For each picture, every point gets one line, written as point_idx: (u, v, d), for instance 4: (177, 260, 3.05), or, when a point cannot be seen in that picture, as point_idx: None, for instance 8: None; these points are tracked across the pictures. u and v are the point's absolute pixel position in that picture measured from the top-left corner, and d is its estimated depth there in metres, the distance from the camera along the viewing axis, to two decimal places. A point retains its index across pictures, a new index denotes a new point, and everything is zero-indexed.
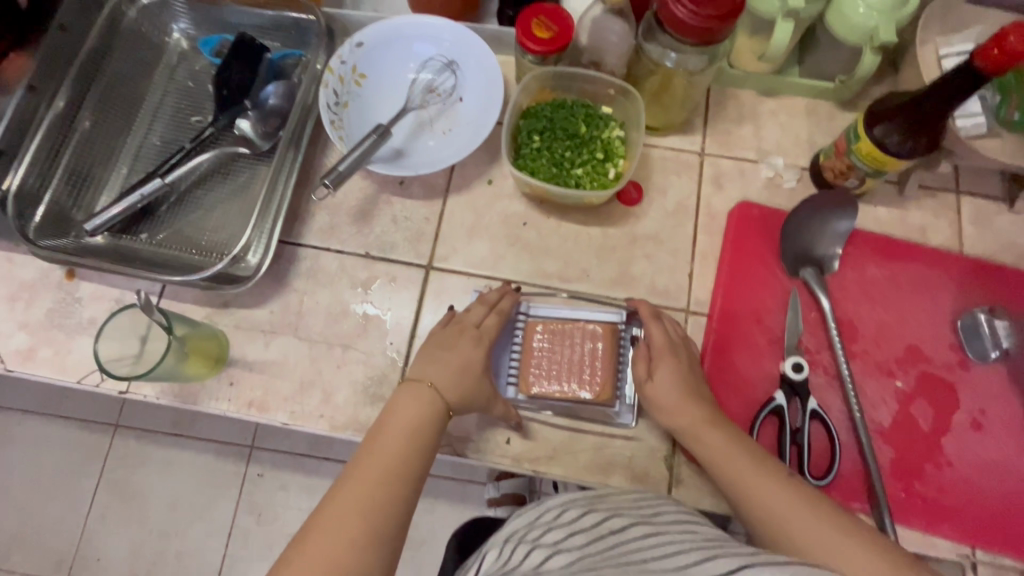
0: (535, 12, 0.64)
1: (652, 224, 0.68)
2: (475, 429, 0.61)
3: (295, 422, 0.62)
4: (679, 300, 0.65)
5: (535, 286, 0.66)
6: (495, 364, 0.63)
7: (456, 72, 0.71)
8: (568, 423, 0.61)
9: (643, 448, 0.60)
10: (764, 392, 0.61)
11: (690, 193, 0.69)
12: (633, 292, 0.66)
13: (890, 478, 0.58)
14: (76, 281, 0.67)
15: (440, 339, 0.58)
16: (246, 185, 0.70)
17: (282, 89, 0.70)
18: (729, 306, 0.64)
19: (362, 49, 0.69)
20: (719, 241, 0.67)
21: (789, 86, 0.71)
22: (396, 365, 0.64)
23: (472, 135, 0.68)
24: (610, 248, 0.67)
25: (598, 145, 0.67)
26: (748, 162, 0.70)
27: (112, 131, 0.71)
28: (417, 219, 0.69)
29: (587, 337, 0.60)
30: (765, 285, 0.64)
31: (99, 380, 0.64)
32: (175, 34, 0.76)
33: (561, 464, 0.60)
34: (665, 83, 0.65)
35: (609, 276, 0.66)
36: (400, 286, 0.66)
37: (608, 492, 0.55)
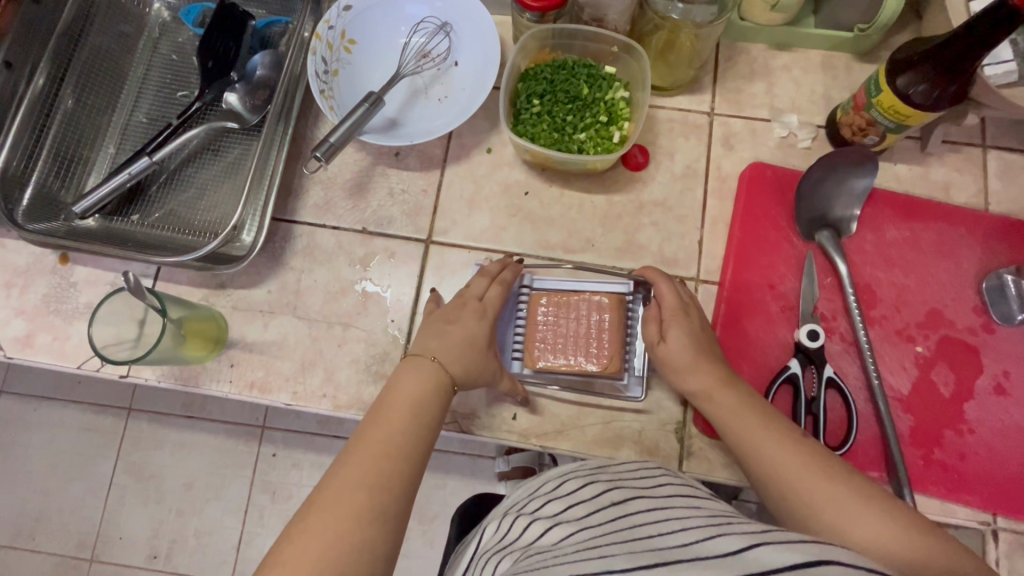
0: None
1: (659, 190, 0.65)
2: (481, 404, 0.60)
3: (298, 402, 0.61)
4: (689, 268, 0.63)
5: (538, 257, 0.64)
6: (500, 339, 0.61)
7: (450, 35, 0.67)
8: (575, 396, 0.59)
9: (653, 420, 0.59)
10: (777, 360, 0.59)
11: (699, 156, 0.66)
12: (640, 261, 0.63)
13: (908, 445, 0.56)
14: (70, 265, 0.66)
15: (443, 313, 0.57)
16: (237, 162, 0.68)
17: (270, 59, 0.67)
18: (740, 273, 0.61)
19: (350, 13, 0.66)
20: (730, 205, 0.64)
21: (804, 39, 0.67)
22: (398, 342, 0.62)
23: (469, 101, 0.65)
24: (616, 216, 0.64)
25: (601, 108, 0.63)
26: (760, 122, 0.66)
27: (95, 109, 0.68)
28: (414, 192, 0.66)
29: (592, 308, 0.58)
30: (778, 250, 0.62)
31: (98, 365, 0.63)
32: (156, 5, 0.73)
33: (569, 438, 0.59)
34: (670, 38, 0.61)
35: (615, 245, 0.64)
36: (400, 262, 0.64)
37: (613, 467, 0.53)
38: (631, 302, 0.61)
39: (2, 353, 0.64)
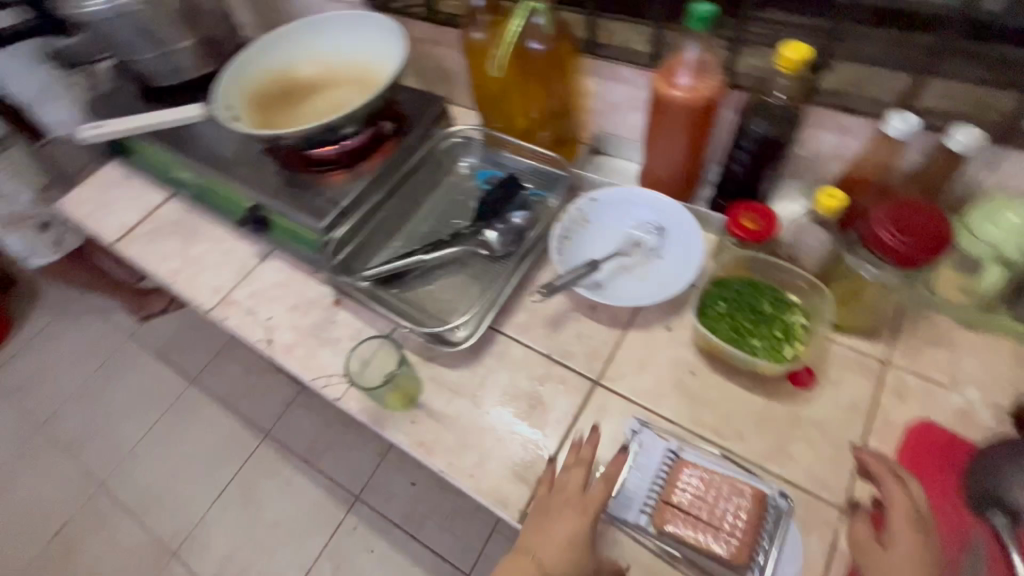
0: (747, 208, 0.77)
1: (820, 412, 0.69)
2: (600, 541, 0.64)
3: (449, 472, 0.72)
4: (837, 495, 0.64)
5: (688, 431, 0.71)
6: (633, 489, 0.67)
7: (663, 236, 0.86)
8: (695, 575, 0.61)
9: None
10: None
11: (866, 395, 0.70)
12: (788, 471, 0.66)
13: None
14: (339, 308, 0.90)
15: (598, 466, 0.65)
16: (474, 277, 0.90)
17: (525, 217, 0.91)
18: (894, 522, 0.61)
19: (594, 204, 0.89)
20: (893, 452, 0.66)
21: (995, 325, 0.71)
22: (545, 456, 0.71)
23: (664, 288, 0.80)
24: (771, 422, 0.70)
25: (778, 325, 0.73)
26: (938, 385, 0.70)
27: (400, 215, 0.98)
28: (598, 339, 0.80)
29: (734, 495, 0.62)
30: (943, 518, 0.61)
31: (324, 382, 0.82)
32: (463, 163, 1.04)
33: None
34: (857, 289, 0.71)
35: (764, 447, 0.68)
36: (568, 390, 0.76)
37: None
38: (774, 502, 0.63)
39: (271, 350, 0.87)
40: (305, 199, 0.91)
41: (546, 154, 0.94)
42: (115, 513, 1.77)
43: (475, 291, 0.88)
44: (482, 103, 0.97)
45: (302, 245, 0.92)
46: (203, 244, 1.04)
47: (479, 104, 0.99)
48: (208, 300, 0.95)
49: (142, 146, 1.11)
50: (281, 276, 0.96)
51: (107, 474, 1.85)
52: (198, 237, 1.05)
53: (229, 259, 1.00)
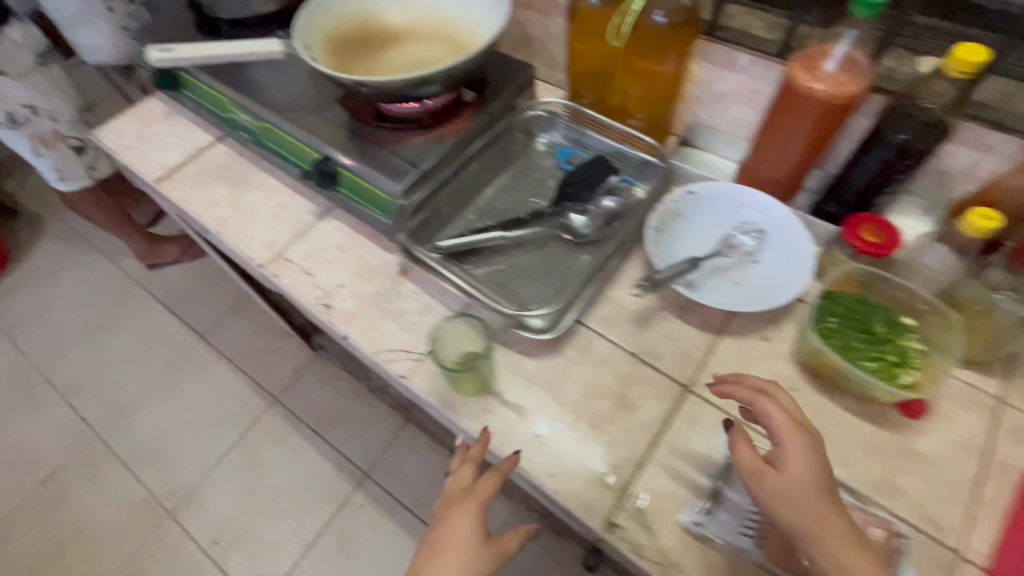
0: (865, 218, 0.72)
1: (931, 445, 0.65)
2: (694, 560, 0.60)
3: (525, 468, 0.67)
4: (953, 538, 0.60)
5: None
6: (732, 509, 0.62)
7: (762, 240, 0.80)
8: None
9: None
10: None
11: (980, 433, 0.66)
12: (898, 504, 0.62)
13: None
14: (405, 279, 0.84)
15: None
16: (553, 262, 0.84)
17: (614, 203, 0.84)
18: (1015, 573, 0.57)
19: (691, 197, 0.83)
20: (1010, 497, 0.62)
21: None
22: (631, 463, 0.66)
23: (765, 297, 0.75)
24: None
25: (892, 348, 0.68)
26: None
27: (475, 187, 0.91)
28: (688, 342, 0.75)
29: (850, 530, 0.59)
30: None
31: (388, 357, 0.76)
32: (542, 138, 0.97)
33: None
34: (982, 320, 0.66)
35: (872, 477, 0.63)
36: (656, 394, 0.71)
37: None
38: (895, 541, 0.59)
39: (329, 316, 0.80)
40: (380, 158, 0.83)
41: (641, 139, 0.87)
42: (111, 465, 1.70)
43: (557, 276, 0.82)
44: (576, 77, 0.90)
45: (372, 208, 0.84)
46: (255, 195, 0.96)
47: (571, 78, 0.92)
48: (262, 256, 0.88)
49: (192, 81, 1.02)
50: (341, 238, 0.89)
51: (103, 425, 1.78)
52: (249, 186, 0.97)
53: (283, 214, 0.93)
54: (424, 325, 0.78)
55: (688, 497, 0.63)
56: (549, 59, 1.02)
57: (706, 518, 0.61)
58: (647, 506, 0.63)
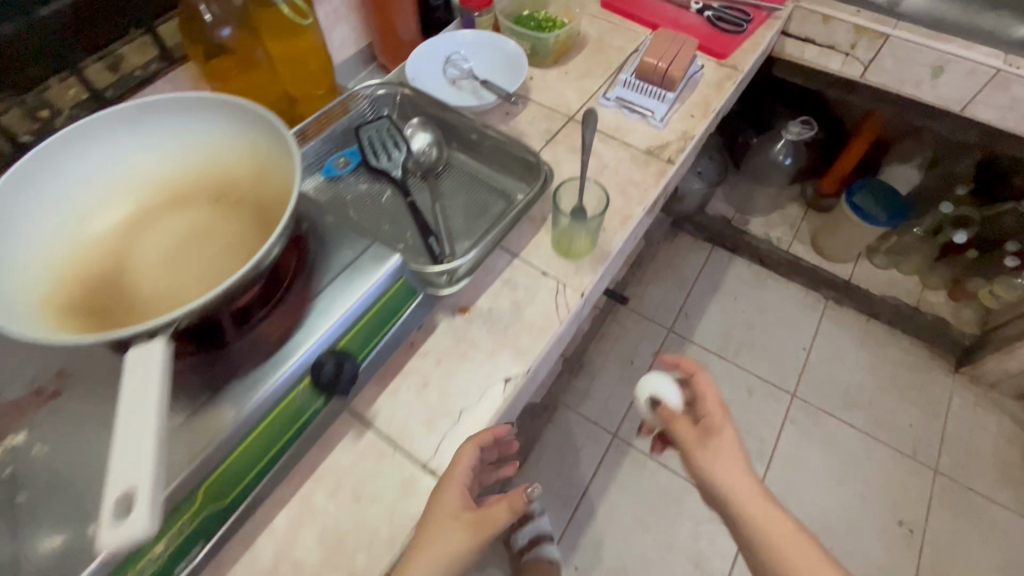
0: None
1: (594, 30, 1.14)
2: (665, 124, 0.98)
3: (645, 204, 0.87)
4: (640, 34, 1.13)
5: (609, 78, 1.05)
6: (648, 97, 0.99)
7: (454, 62, 1.02)
8: (691, 87, 1.03)
9: (712, 69, 1.07)
10: (699, 18, 1.14)
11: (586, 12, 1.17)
12: (633, 41, 1.12)
13: (749, 7, 1.17)
14: (472, 308, 0.77)
15: (633, 130, 0.97)
16: (463, 179, 0.90)
17: (418, 121, 0.91)
18: (655, 14, 1.15)
19: (417, 82, 0.97)
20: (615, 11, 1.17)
21: None
22: (625, 146, 0.95)
23: (499, 64, 1.02)
24: (596, 55, 1.10)
25: (545, 21, 1.10)
26: None
27: (392, 220, 0.85)
28: (537, 112, 1.00)
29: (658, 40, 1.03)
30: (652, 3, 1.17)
31: (566, 309, 0.77)
32: (378, 137, 0.89)
33: (711, 101, 1.02)
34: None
35: (616, 53, 1.10)
36: (577, 132, 0.97)
37: (718, 82, 1.05)
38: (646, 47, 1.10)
39: (521, 375, 0.71)
40: (345, 284, 0.65)
41: (350, 93, 0.91)
42: None
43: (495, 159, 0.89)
44: None
45: (400, 312, 0.69)
46: (316, 538, 0.60)
47: None
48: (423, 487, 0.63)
49: None
50: (408, 388, 0.70)
51: None
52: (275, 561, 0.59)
53: (368, 482, 0.64)
54: (526, 282, 0.79)
55: (648, 129, 0.98)
56: None
57: (654, 113, 0.98)
58: (649, 145, 0.95)
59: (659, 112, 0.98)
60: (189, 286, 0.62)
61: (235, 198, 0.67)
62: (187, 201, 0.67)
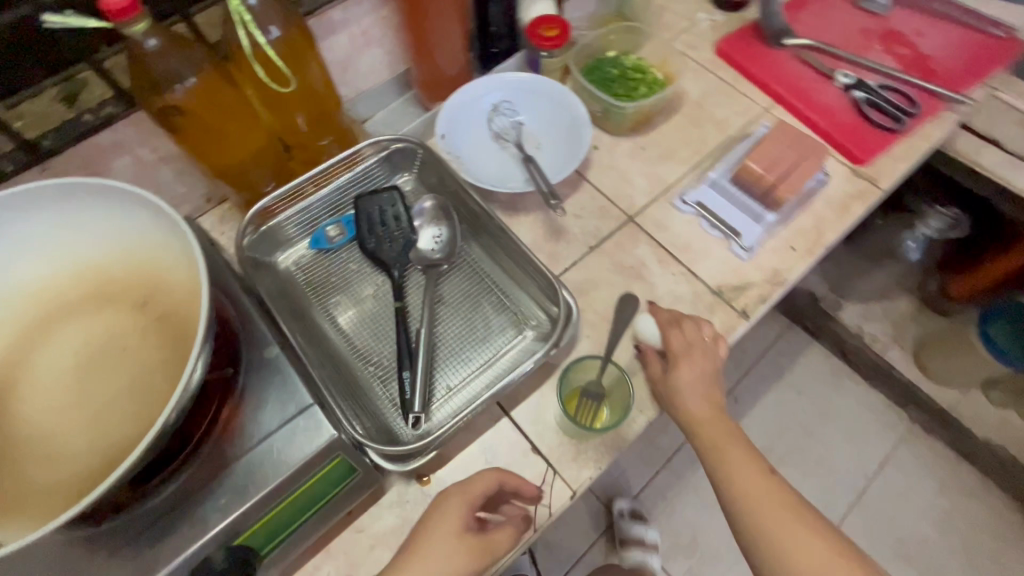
0: (535, 24, 0.80)
1: (696, 90, 0.88)
2: (754, 255, 0.73)
3: None
4: (755, 108, 0.86)
5: (696, 168, 0.80)
6: (740, 214, 0.75)
7: (505, 111, 0.81)
8: (804, 205, 0.76)
9: (841, 180, 0.79)
10: (842, 99, 0.85)
11: (692, 61, 0.90)
12: (742, 116, 0.85)
13: (921, 91, 0.85)
14: (433, 479, 0.61)
15: (707, 255, 0.74)
16: (472, 289, 0.71)
17: (429, 206, 0.73)
18: (784, 83, 0.86)
19: (448, 137, 0.77)
20: (731, 67, 0.90)
21: None
22: (690, 279, 0.72)
23: (559, 129, 0.80)
24: (689, 128, 0.84)
25: (633, 71, 0.85)
26: (692, 25, 0.94)
27: (372, 335, 0.69)
28: (589, 203, 0.78)
29: (774, 136, 0.76)
30: (784, 63, 0.88)
31: (548, 512, 0.60)
32: (377, 217, 0.72)
33: (827, 230, 0.75)
34: (620, 29, 0.87)
35: (716, 131, 0.84)
36: (632, 243, 0.75)
37: (844, 202, 0.77)
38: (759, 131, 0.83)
39: None
40: (263, 462, 0.51)
41: (359, 147, 0.73)
42: None
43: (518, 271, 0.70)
44: (233, 173, 0.67)
45: (329, 496, 0.55)
46: None
47: (227, 179, 0.68)
48: None
49: None
50: (329, 574, 0.57)
51: None
52: None
53: None
54: (510, 458, 0.63)
55: (727, 256, 0.74)
56: None
57: (742, 238, 0.73)
58: (723, 283, 0.72)
59: (750, 237, 0.73)
60: (84, 423, 0.50)
61: (162, 308, 0.53)
62: (112, 299, 0.54)
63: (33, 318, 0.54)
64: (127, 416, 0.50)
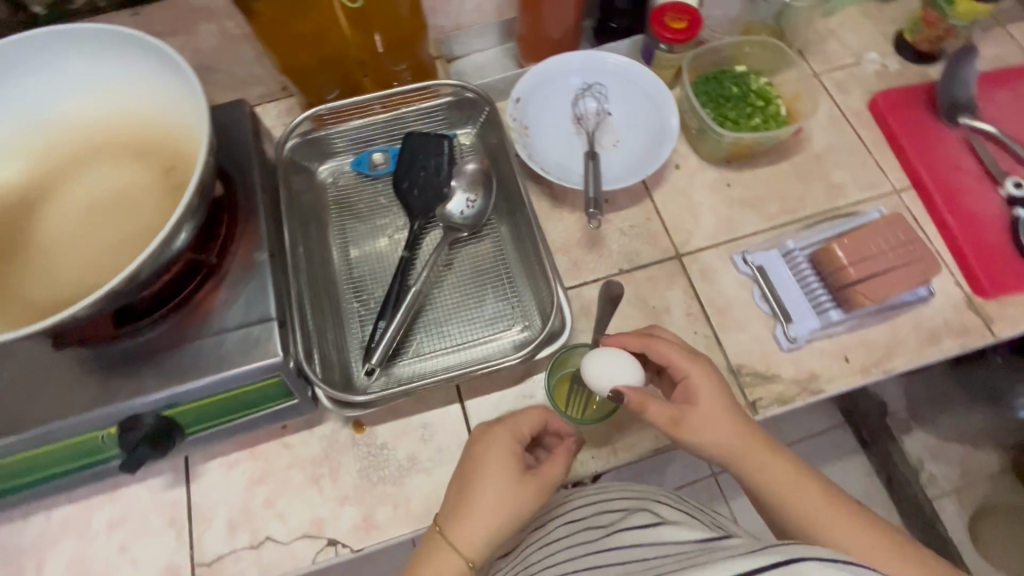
0: (663, 10, 0.70)
1: (822, 140, 0.74)
2: (798, 348, 0.63)
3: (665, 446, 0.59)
4: (884, 185, 0.72)
5: (776, 230, 0.69)
6: (799, 300, 0.64)
7: (595, 94, 0.74)
8: (882, 318, 0.64)
9: (945, 304, 0.65)
10: (998, 211, 0.68)
11: (832, 106, 0.77)
12: (863, 190, 0.71)
13: None
14: (368, 431, 0.62)
15: (745, 327, 0.64)
16: (481, 267, 0.68)
17: (472, 169, 0.69)
18: (932, 168, 0.71)
19: (523, 103, 0.72)
20: (877, 128, 0.75)
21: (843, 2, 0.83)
22: (714, 344, 0.63)
23: (646, 132, 0.72)
24: (792, 181, 0.72)
25: (755, 96, 0.73)
26: (853, 66, 0.80)
27: (370, 275, 0.69)
28: (642, 222, 0.70)
29: (882, 225, 0.62)
30: (945, 145, 0.72)
31: None
32: (419, 162, 0.69)
33: (899, 354, 0.63)
34: (762, 45, 0.75)
35: (822, 194, 0.71)
36: (668, 281, 0.67)
37: (937, 330, 0.64)
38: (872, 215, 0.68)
39: (349, 550, 0.57)
40: (210, 353, 0.52)
41: (430, 85, 0.70)
42: None
43: (531, 268, 0.66)
44: (300, 74, 0.67)
45: (263, 406, 0.56)
46: (66, 555, 0.57)
47: (295, 78, 0.68)
48: None
49: None
50: (244, 472, 0.60)
51: None
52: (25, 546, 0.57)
53: (138, 540, 0.57)
54: (445, 443, 0.61)
55: (767, 336, 0.64)
56: (233, 79, 0.73)
57: (792, 325, 0.63)
58: (749, 364, 0.62)
59: (800, 329, 0.63)
60: (75, 257, 0.53)
61: (178, 180, 0.55)
62: (142, 155, 0.57)
63: (75, 146, 0.57)
64: (109, 264, 0.52)
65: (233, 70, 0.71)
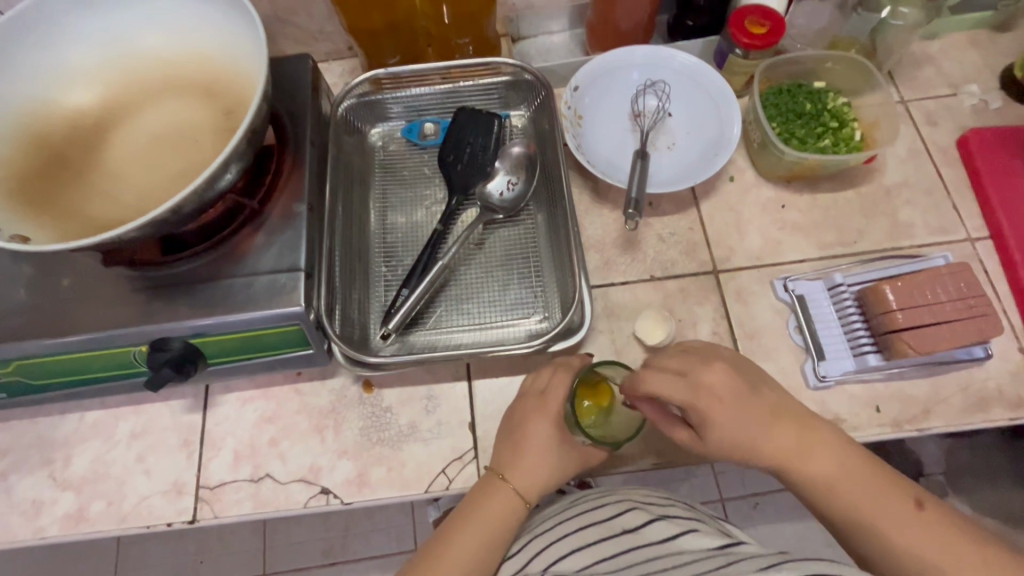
0: (744, 12, 0.66)
1: (896, 173, 0.69)
2: (826, 388, 0.59)
3: (666, 461, 0.57)
4: (958, 232, 0.66)
5: (826, 262, 0.65)
6: (834, 339, 0.61)
7: (656, 92, 0.71)
8: (924, 372, 0.59)
9: (1002, 370, 0.60)
10: None
11: (915, 138, 0.71)
12: (932, 233, 0.66)
13: None
14: (376, 392, 0.63)
15: (772, 356, 0.61)
16: (511, 252, 0.68)
17: (518, 152, 0.69)
18: (1017, 220, 0.64)
19: (581, 91, 0.70)
20: (961, 169, 0.69)
21: (949, 26, 0.76)
22: None
23: (705, 139, 0.69)
24: (854, 211, 0.67)
25: (829, 116, 0.69)
26: (947, 97, 0.73)
27: (402, 240, 0.70)
28: (683, 231, 0.68)
29: (943, 276, 0.57)
30: None
31: (446, 483, 0.59)
32: (469, 137, 0.69)
33: (938, 415, 0.58)
34: (847, 62, 0.70)
35: (884, 230, 0.66)
36: (700, 297, 0.64)
37: (988, 396, 0.59)
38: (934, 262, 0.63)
39: (338, 501, 0.59)
40: (239, 292, 0.55)
41: (492, 62, 0.70)
42: None
43: (562, 260, 0.65)
44: (364, 35, 0.68)
45: (276, 350, 0.58)
46: (90, 454, 0.62)
47: (359, 39, 0.69)
48: (172, 504, 0.59)
49: None
50: (256, 408, 0.63)
51: None
52: (57, 439, 0.63)
53: (153, 452, 0.62)
54: (446, 418, 0.62)
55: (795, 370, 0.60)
56: (304, 33, 0.75)
57: (824, 365, 0.60)
58: None
59: (830, 369, 0.59)
60: (133, 182, 0.57)
61: (234, 122, 0.57)
62: (207, 93, 0.59)
63: (149, 76, 0.61)
64: (160, 194, 0.56)
65: (305, 24, 0.73)
